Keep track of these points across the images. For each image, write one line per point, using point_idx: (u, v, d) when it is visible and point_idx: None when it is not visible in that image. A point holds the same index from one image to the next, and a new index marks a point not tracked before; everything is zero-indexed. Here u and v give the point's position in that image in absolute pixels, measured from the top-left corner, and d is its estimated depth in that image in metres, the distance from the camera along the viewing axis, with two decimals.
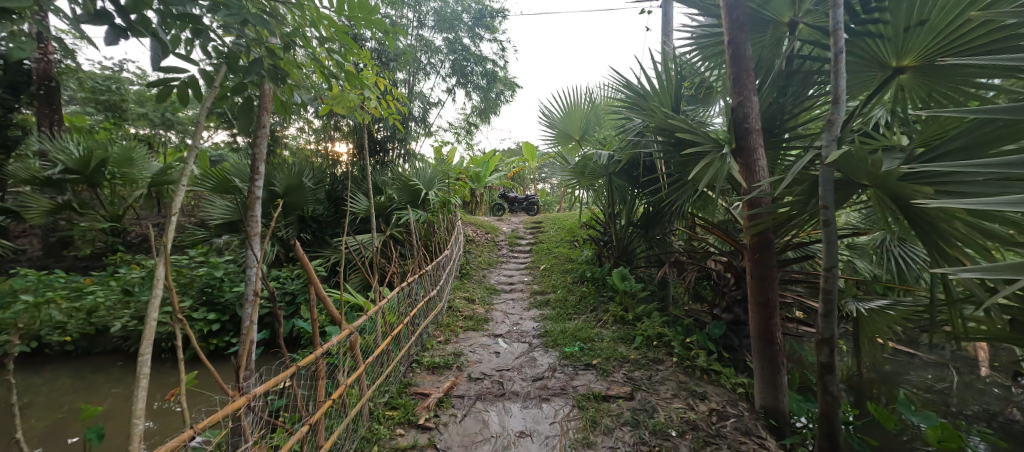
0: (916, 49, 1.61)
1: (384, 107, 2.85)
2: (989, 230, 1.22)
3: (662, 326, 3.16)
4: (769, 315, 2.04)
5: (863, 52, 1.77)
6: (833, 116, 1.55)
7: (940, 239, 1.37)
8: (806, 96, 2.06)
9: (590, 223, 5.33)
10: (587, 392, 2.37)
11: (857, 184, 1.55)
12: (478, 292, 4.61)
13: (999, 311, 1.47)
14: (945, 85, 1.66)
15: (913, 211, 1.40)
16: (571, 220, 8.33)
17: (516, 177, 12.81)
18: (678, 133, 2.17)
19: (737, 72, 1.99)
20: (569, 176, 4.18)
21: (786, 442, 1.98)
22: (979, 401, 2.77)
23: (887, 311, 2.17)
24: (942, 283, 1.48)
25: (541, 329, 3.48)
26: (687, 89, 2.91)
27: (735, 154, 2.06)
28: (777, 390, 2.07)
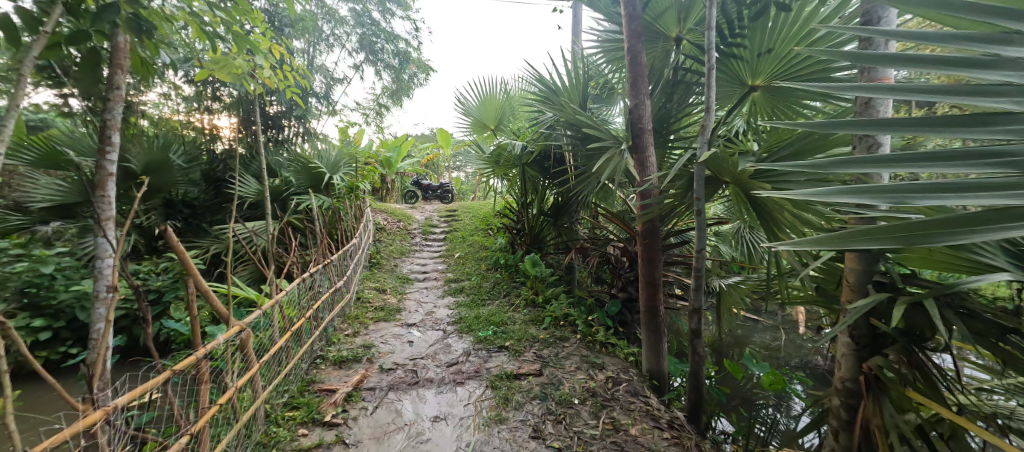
0: (765, 72, 1.97)
1: (280, 78, 2.56)
2: (807, 220, 1.55)
3: (568, 307, 3.43)
4: (655, 292, 2.34)
5: (728, 70, 2.07)
6: (706, 121, 1.83)
7: (776, 227, 1.70)
8: (688, 104, 2.37)
9: (504, 211, 5.46)
10: (500, 372, 2.48)
11: (721, 180, 1.85)
12: (389, 282, 4.46)
13: (811, 281, 1.89)
14: (783, 104, 2.06)
15: (760, 204, 1.73)
16: (486, 209, 8.46)
17: (430, 163, 12.49)
18: (584, 128, 2.36)
19: (634, 77, 2.20)
20: (485, 165, 4.25)
21: (665, 399, 2.31)
22: (799, 354, 3.55)
23: (741, 286, 2.67)
24: (775, 261, 1.85)
25: (456, 316, 3.52)
26: (593, 88, 3.14)
27: (631, 151, 2.30)
28: (659, 355, 2.40)
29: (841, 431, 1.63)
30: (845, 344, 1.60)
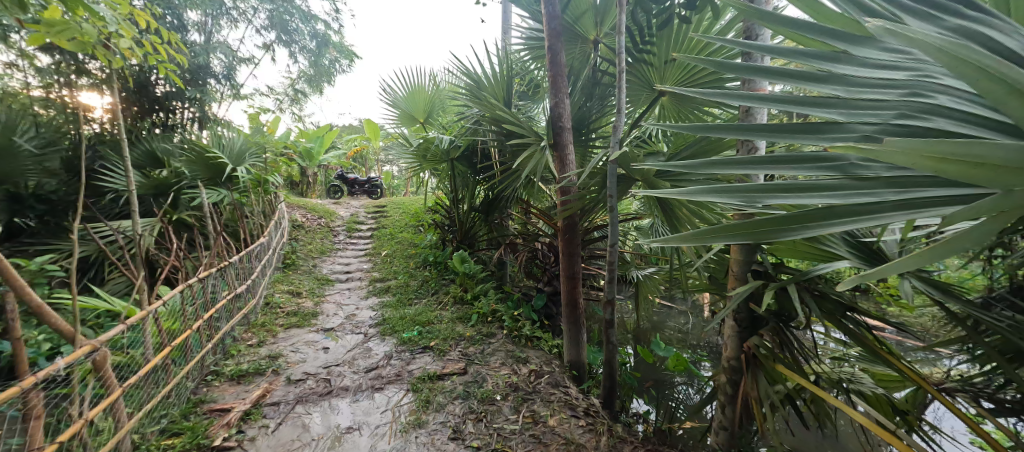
0: (671, 79, 2.14)
1: (149, 52, 2.17)
2: (702, 215, 1.71)
3: (496, 303, 3.45)
4: (575, 285, 2.44)
5: (639, 75, 2.19)
6: (617, 122, 1.92)
7: (677, 222, 1.85)
8: (604, 105, 2.48)
9: (435, 207, 5.33)
10: (422, 374, 2.41)
11: (632, 178, 1.97)
12: (306, 284, 4.13)
13: (707, 270, 2.10)
14: (687, 109, 2.26)
15: (663, 201, 1.87)
16: (417, 204, 8.19)
17: (357, 155, 11.77)
18: (506, 125, 2.38)
19: (554, 76, 2.25)
20: (412, 159, 4.09)
21: (584, 387, 2.44)
22: (704, 338, 3.94)
23: (654, 277, 2.89)
24: (677, 253, 2.02)
25: (380, 317, 3.36)
26: (519, 84, 3.17)
27: (552, 148, 2.36)
28: (579, 346, 2.51)
29: (727, 404, 1.86)
30: (731, 327, 1.81)
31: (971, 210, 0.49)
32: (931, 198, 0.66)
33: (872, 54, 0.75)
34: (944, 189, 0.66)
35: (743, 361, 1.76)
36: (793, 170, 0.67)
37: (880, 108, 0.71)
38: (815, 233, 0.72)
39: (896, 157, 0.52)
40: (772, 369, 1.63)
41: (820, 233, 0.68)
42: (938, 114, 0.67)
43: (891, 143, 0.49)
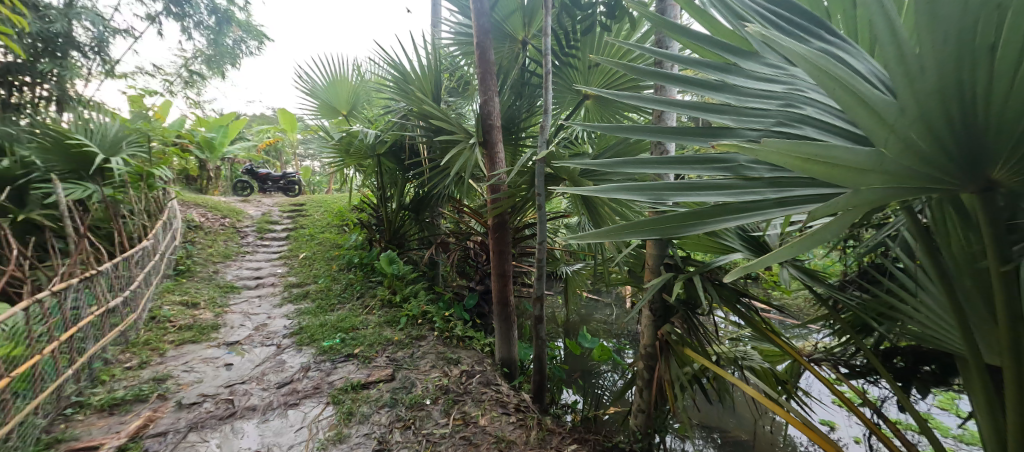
0: (595, 81, 2.27)
1: None
2: (622, 213, 1.82)
3: (427, 304, 3.35)
4: (505, 283, 2.45)
5: (565, 77, 2.26)
6: (544, 122, 1.96)
7: (600, 220, 1.94)
8: (533, 104, 2.52)
9: (361, 206, 5.02)
10: (344, 385, 2.26)
11: (559, 177, 2.03)
12: (206, 293, 3.64)
13: (627, 264, 2.24)
14: (610, 112, 2.38)
15: (588, 199, 1.95)
16: (341, 203, 7.65)
17: (270, 147, 10.68)
18: (434, 120, 2.31)
19: (483, 73, 2.23)
20: (334, 154, 3.81)
21: (515, 383, 2.46)
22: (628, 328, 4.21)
23: (583, 272, 3.01)
24: (601, 249, 2.13)
25: (297, 326, 3.08)
26: (449, 80, 3.10)
27: (481, 146, 2.35)
28: (509, 343, 2.54)
29: (644, 389, 2.00)
30: (648, 316, 1.95)
31: (829, 208, 0.64)
32: (801, 197, 0.81)
33: (756, 69, 0.92)
34: (811, 187, 0.81)
35: (658, 347, 1.90)
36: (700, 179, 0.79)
37: (765, 117, 0.88)
38: (712, 228, 0.85)
39: (771, 156, 0.63)
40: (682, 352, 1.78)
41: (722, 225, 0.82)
42: (806, 122, 0.83)
43: (766, 143, 0.61)
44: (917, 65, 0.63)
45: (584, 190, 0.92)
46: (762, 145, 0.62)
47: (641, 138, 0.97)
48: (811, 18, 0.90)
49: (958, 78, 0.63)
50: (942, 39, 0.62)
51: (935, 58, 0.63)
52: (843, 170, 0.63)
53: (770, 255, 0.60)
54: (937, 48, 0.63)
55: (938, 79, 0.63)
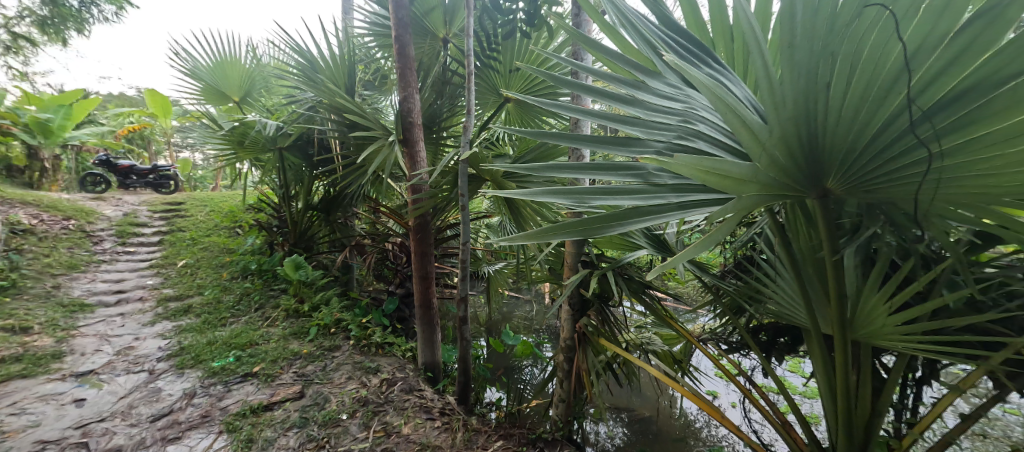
0: (515, 85, 2.33)
1: None
2: (543, 213, 1.89)
3: (340, 311, 3.12)
4: (428, 285, 2.40)
5: (486, 78, 2.27)
6: (467, 123, 1.95)
7: (522, 220, 2.00)
8: (454, 104, 2.49)
9: (259, 206, 4.50)
10: (242, 408, 2.01)
11: (482, 178, 2.04)
12: (45, 314, 2.95)
13: (547, 262, 2.34)
14: (529, 115, 2.47)
15: (510, 201, 1.99)
16: (233, 201, 6.76)
17: (135, 136, 9.00)
18: (348, 115, 2.16)
19: (402, 68, 2.15)
20: (223, 146, 3.36)
21: (438, 386, 2.42)
22: (547, 323, 4.40)
23: (505, 270, 3.07)
24: (523, 248, 2.19)
25: (177, 346, 2.65)
26: (363, 72, 2.94)
27: (401, 144, 2.26)
28: (433, 347, 2.49)
29: (564, 380, 2.11)
30: (567, 311, 2.06)
31: (723, 213, 0.74)
32: (698, 200, 0.94)
33: (660, 86, 1.03)
34: (706, 193, 0.94)
35: (576, 339, 2.02)
36: (621, 185, 0.86)
37: (669, 130, 0.99)
38: (628, 229, 0.92)
39: (682, 169, 0.70)
40: (598, 343, 1.92)
41: (640, 227, 0.90)
42: (701, 136, 0.97)
43: (678, 158, 0.67)
44: (780, 92, 0.76)
45: (512, 192, 0.93)
46: (676, 159, 0.67)
47: (563, 143, 1.01)
48: (698, 47, 1.05)
49: (807, 108, 0.78)
50: (796, 73, 0.76)
51: (793, 91, 0.77)
52: (734, 180, 0.74)
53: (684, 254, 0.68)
54: (795, 83, 0.77)
55: (793, 110, 0.78)
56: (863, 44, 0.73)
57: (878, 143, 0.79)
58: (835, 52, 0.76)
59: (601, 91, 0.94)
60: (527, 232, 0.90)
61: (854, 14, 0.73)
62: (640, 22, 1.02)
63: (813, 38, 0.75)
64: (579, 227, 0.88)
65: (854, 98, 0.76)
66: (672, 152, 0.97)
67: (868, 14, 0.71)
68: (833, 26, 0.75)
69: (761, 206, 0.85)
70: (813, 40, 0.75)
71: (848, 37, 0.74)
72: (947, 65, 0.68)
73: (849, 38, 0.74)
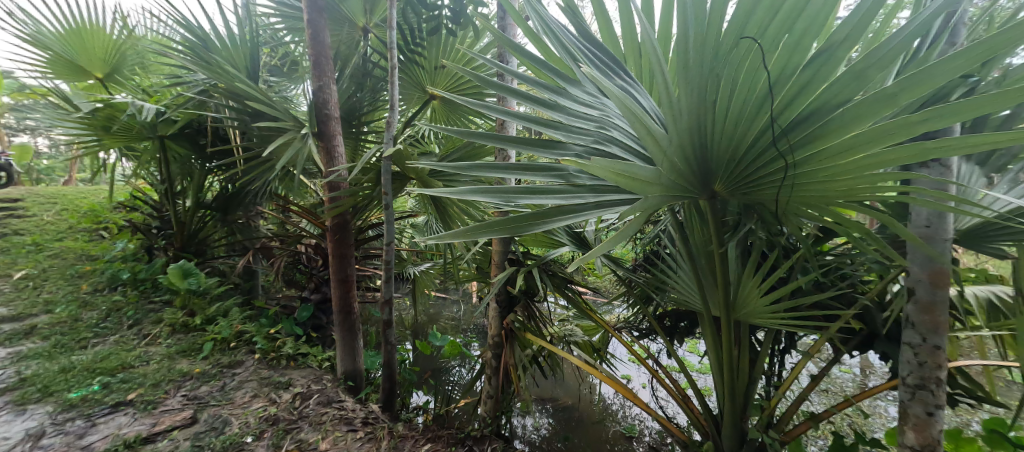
0: (441, 83, 2.30)
1: None
2: (470, 213, 1.89)
3: (242, 323, 2.80)
4: (348, 289, 2.26)
5: (410, 73, 2.20)
6: (391, 118, 1.88)
7: (448, 219, 1.97)
8: (376, 98, 2.38)
9: (133, 204, 3.84)
10: (114, 443, 1.70)
11: (406, 176, 1.98)
12: None
13: (474, 261, 2.35)
14: (456, 114, 2.45)
15: (436, 200, 1.95)
16: (94, 198, 5.64)
17: None
18: (251, 102, 1.94)
19: (316, 56, 2.00)
20: (83, 132, 2.80)
21: (360, 396, 2.30)
22: (474, 323, 4.41)
23: (431, 270, 3.01)
24: (451, 248, 2.16)
25: (14, 377, 2.13)
26: (270, 56, 2.67)
27: (316, 138, 2.10)
28: (354, 354, 2.35)
29: (492, 376, 2.13)
30: (495, 308, 2.09)
31: (634, 212, 0.81)
32: (612, 200, 1.02)
33: (578, 93, 1.10)
34: (619, 194, 1.03)
35: (503, 336, 2.06)
36: (544, 185, 0.90)
37: (586, 135, 1.06)
38: (551, 227, 0.97)
39: (598, 171, 0.74)
40: (524, 338, 1.98)
41: (562, 224, 0.94)
42: (614, 142, 1.07)
43: (595, 161, 0.70)
44: (676, 106, 0.85)
45: (439, 191, 0.92)
46: (592, 161, 0.71)
47: (489, 143, 1.02)
48: (611, 60, 1.14)
49: (697, 120, 0.89)
50: (688, 90, 0.86)
51: (686, 105, 0.87)
52: (642, 181, 0.81)
53: (601, 249, 0.73)
54: (688, 98, 0.87)
55: (687, 121, 0.88)
56: (739, 69, 0.85)
57: (752, 153, 0.93)
58: (719, 75, 0.88)
59: (526, 95, 0.98)
60: (453, 230, 0.89)
61: (733, 43, 0.85)
62: (560, 31, 1.06)
63: (702, 61, 0.86)
64: (505, 226, 0.90)
65: (733, 115, 0.89)
66: (591, 155, 1.05)
67: (743, 44, 0.84)
68: (717, 53, 0.86)
69: (664, 205, 0.96)
70: (701, 62, 0.85)
71: (728, 62, 0.86)
72: (800, 90, 0.82)
73: (729, 64, 0.86)
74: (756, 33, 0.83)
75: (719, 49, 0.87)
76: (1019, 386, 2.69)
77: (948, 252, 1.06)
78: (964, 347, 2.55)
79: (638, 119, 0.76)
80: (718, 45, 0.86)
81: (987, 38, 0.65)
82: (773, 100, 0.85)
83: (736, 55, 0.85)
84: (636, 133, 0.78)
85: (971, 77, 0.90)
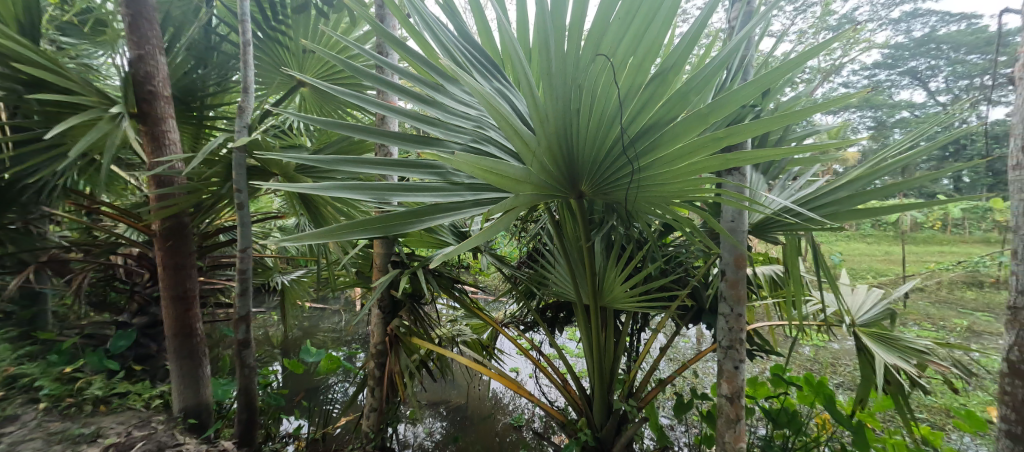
0: (310, 69, 2.06)
1: None
2: (347, 213, 1.74)
3: (18, 364, 2.09)
4: (187, 306, 1.87)
5: (270, 53, 1.92)
6: (244, 103, 1.61)
7: (321, 220, 1.78)
8: (224, 78, 2.01)
9: None
10: None
11: (267, 170, 1.72)
12: None
13: (352, 265, 2.17)
14: (328, 105, 2.23)
15: (305, 198, 1.74)
16: None
17: None
18: (26, 66, 1.46)
19: (134, 16, 1.60)
20: None
21: (208, 434, 1.91)
22: (355, 333, 4.10)
23: (303, 278, 2.72)
24: (325, 251, 1.95)
25: None
26: (60, 11, 2.04)
27: (134, 120, 1.68)
28: (198, 385, 1.94)
29: (376, 387, 2.00)
30: (377, 314, 1.96)
31: (502, 208, 0.85)
32: (491, 198, 1.05)
33: (456, 92, 1.13)
34: (497, 191, 1.06)
35: (387, 342, 1.95)
36: (416, 182, 0.89)
37: (465, 134, 1.09)
38: (428, 225, 0.96)
39: (464, 167, 0.75)
40: (410, 342, 1.91)
41: (439, 222, 0.95)
42: (491, 142, 1.11)
43: (460, 157, 0.70)
44: (543, 110, 0.92)
45: (302, 187, 0.85)
46: (457, 158, 0.71)
47: (365, 137, 0.99)
48: (488, 63, 1.18)
49: (562, 125, 0.97)
50: (554, 97, 0.94)
51: (553, 110, 0.94)
52: (509, 179, 0.86)
53: (465, 243, 0.75)
54: (554, 104, 0.94)
55: (553, 125, 0.95)
56: (596, 81, 0.96)
57: (607, 157, 1.05)
58: (580, 86, 0.97)
59: (404, 92, 1.01)
60: (320, 229, 0.83)
61: (590, 59, 0.95)
62: (439, 28, 1.06)
63: (564, 70, 0.94)
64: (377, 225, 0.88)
65: (591, 123, 1.00)
66: (469, 153, 1.08)
67: (598, 60, 0.94)
68: (577, 65, 0.95)
69: (535, 202, 1.02)
70: (563, 72, 0.93)
71: (587, 75, 0.96)
72: (642, 105, 0.95)
73: (587, 77, 0.96)
74: (608, 52, 0.94)
75: (580, 63, 0.96)
76: (791, 340, 3.64)
77: (745, 241, 1.37)
78: (759, 315, 3.34)
79: (506, 120, 0.79)
80: (579, 59, 0.96)
81: (762, 77, 0.84)
82: (622, 112, 0.97)
83: (593, 69, 0.95)
84: (505, 134, 0.81)
85: (757, 105, 1.16)
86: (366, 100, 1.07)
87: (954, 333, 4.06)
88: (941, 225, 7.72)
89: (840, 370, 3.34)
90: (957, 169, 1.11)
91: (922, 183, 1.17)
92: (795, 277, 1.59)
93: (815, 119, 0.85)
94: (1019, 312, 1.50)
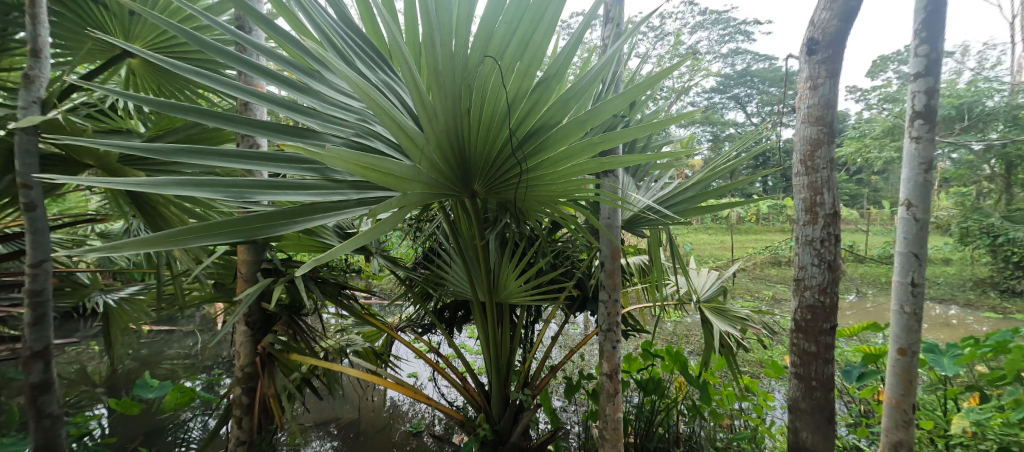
0: (141, 36, 1.66)
1: None
2: (198, 214, 1.47)
3: None
4: None
5: (77, 12, 1.50)
6: (36, 74, 1.24)
7: (161, 223, 1.46)
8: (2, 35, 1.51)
9: None
10: None
11: (74, 160, 1.35)
12: None
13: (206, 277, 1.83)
14: (169, 83, 1.84)
15: (135, 197, 1.41)
16: None
17: None
18: None
19: None
20: None
21: None
22: (215, 356, 3.49)
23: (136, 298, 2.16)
24: (167, 260, 1.61)
25: None
26: None
27: None
28: None
29: (243, 417, 1.71)
30: (242, 332, 1.70)
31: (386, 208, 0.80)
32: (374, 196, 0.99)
33: (333, 81, 1.06)
34: (382, 190, 1.01)
35: (258, 363, 1.70)
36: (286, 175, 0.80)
37: (347, 127, 1.02)
38: (303, 226, 0.87)
39: (338, 164, 0.68)
40: (286, 359, 1.70)
41: (320, 221, 0.88)
42: (376, 136, 1.06)
43: (332, 151, 0.64)
44: (433, 109, 0.90)
45: (130, 183, 0.70)
46: (327, 152, 0.65)
47: (219, 125, 0.86)
48: (374, 54, 1.12)
49: (453, 123, 0.96)
50: (444, 97, 0.91)
51: (443, 108, 0.92)
52: (393, 177, 0.81)
53: (342, 246, 0.68)
54: (444, 102, 0.92)
55: (443, 123, 0.93)
56: (485, 82, 0.97)
57: (498, 156, 1.08)
58: (469, 86, 0.97)
59: (265, 74, 0.91)
60: (153, 235, 0.68)
61: (479, 60, 0.96)
62: (314, 10, 0.97)
63: (454, 69, 0.93)
64: (238, 227, 0.76)
65: (482, 123, 1.01)
66: (350, 148, 1.01)
67: (486, 62, 0.96)
68: (467, 65, 0.96)
69: (424, 201, 1.00)
70: (453, 72, 0.92)
71: (476, 76, 0.97)
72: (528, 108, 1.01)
73: (477, 77, 0.97)
74: (496, 54, 0.97)
75: (468, 64, 0.96)
76: (656, 320, 4.26)
77: (619, 236, 1.55)
78: (632, 300, 3.83)
79: (391, 116, 0.75)
80: (467, 60, 0.96)
81: (629, 90, 0.93)
82: (510, 114, 1.01)
83: (481, 71, 0.96)
84: (389, 130, 0.76)
85: (623, 116, 1.32)
86: (219, 80, 0.93)
87: (765, 302, 5.24)
88: (755, 219, 9.88)
89: (691, 339, 4.03)
90: (763, 174, 1.40)
91: (742, 185, 1.47)
92: (657, 264, 1.85)
93: (672, 130, 0.98)
94: (801, 282, 2.00)
